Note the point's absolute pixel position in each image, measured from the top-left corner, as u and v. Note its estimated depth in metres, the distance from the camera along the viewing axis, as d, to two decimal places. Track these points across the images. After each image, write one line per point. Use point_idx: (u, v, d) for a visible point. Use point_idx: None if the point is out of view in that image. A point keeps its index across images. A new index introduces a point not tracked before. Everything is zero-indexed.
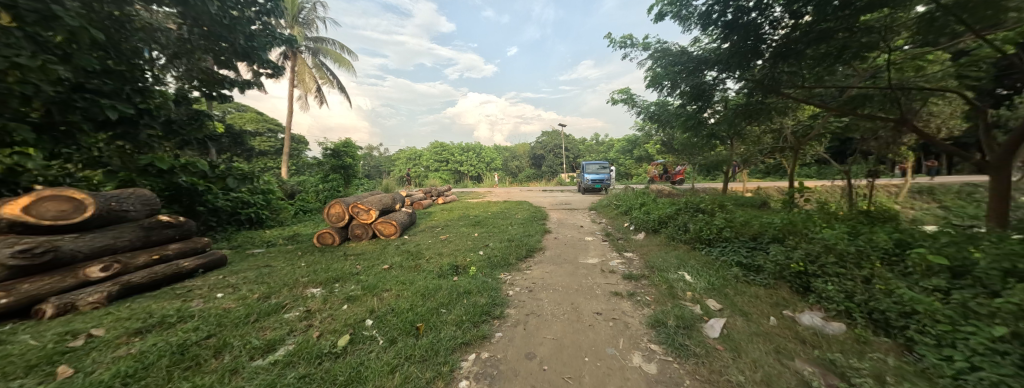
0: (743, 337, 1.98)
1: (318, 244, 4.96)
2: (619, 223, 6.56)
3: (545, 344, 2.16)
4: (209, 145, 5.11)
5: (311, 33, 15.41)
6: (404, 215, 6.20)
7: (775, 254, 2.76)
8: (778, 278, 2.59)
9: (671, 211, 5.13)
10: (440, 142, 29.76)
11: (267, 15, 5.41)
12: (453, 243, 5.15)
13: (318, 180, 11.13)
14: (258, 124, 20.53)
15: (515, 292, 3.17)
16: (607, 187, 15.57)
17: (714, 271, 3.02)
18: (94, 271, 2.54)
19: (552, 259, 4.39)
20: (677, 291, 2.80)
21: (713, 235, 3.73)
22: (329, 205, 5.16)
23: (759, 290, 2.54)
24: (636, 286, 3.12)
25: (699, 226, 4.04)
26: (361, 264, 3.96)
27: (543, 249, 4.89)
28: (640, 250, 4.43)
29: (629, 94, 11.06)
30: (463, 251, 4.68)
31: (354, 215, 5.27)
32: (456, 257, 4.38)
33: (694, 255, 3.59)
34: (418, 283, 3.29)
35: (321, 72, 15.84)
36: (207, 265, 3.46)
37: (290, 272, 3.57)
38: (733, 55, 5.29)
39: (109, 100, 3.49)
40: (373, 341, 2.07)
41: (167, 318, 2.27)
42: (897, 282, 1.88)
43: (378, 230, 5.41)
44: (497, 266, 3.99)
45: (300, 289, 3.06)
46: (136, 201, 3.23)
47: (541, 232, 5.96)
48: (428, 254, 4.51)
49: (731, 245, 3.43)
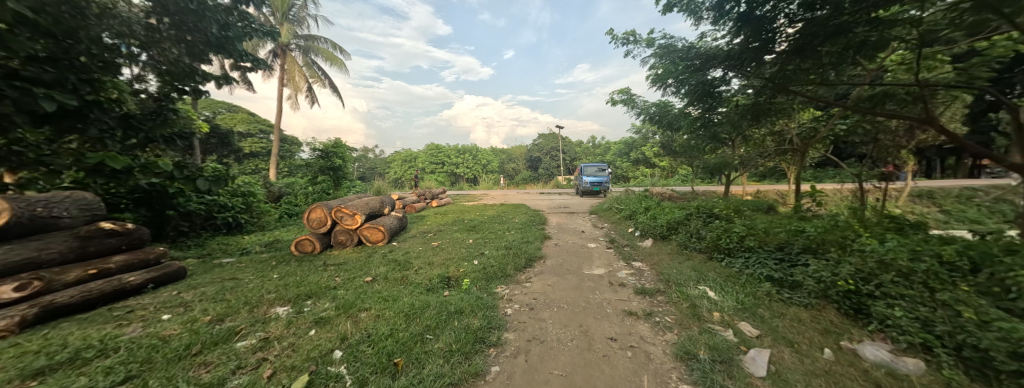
0: (797, 377, 1.59)
1: (296, 252, 4.47)
2: (622, 229, 6.21)
3: (551, 383, 1.76)
4: (177, 142, 4.68)
5: (301, 30, 14.94)
6: (394, 219, 5.76)
7: (815, 270, 2.40)
8: (822, 297, 2.24)
9: (680, 217, 4.78)
10: (437, 144, 29.28)
11: (245, 4, 4.90)
12: (445, 251, 4.73)
13: (306, 182, 10.64)
14: (249, 124, 19.92)
15: (514, 311, 2.77)
16: (605, 190, 15.24)
17: (742, 287, 2.67)
18: (4, 291, 2.10)
19: (554, 269, 3.99)
20: (702, 309, 2.44)
21: (732, 243, 3.39)
22: (309, 209, 4.72)
23: (801, 312, 2.19)
24: (653, 304, 2.73)
25: (715, 233, 3.70)
26: (341, 276, 3.53)
27: (543, 258, 4.49)
28: (650, 259, 4.05)
29: (630, 95, 10.77)
30: (456, 260, 4.25)
31: (337, 220, 4.81)
32: (448, 267, 3.98)
33: (713, 267, 3.24)
34: (402, 300, 2.86)
35: (313, 72, 15.38)
36: (160, 280, 3.02)
37: (257, 286, 3.13)
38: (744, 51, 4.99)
39: (49, 90, 3.03)
40: (337, 383, 1.67)
41: (85, 352, 1.85)
42: (993, 311, 1.50)
43: (364, 236, 4.96)
44: (493, 278, 3.59)
45: (264, 308, 2.62)
46: (70, 205, 2.84)
47: (541, 238, 5.57)
48: (417, 264, 4.08)
49: (756, 256, 3.08)
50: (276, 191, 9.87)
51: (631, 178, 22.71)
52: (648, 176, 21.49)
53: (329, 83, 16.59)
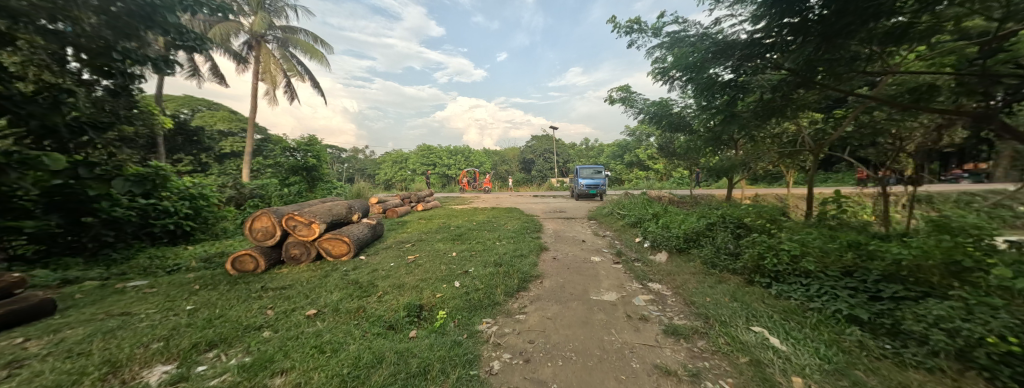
0: None
1: (231, 271, 3.55)
2: (627, 238, 5.50)
3: None
4: (89, 135, 3.79)
5: (279, 21, 13.93)
6: (364, 228, 4.89)
7: (933, 313, 1.68)
8: (957, 358, 1.53)
9: (701, 226, 4.10)
10: (428, 144, 28.30)
11: None
12: (421, 268, 3.89)
13: (277, 183, 9.63)
14: (230, 123, 18.27)
15: (503, 365, 1.98)
16: (602, 193, 14.54)
17: (816, 331, 1.96)
18: None
19: (554, 294, 3.22)
20: (772, 369, 1.69)
21: (780, 264, 2.70)
22: (253, 217, 3.82)
23: (932, 383, 1.46)
24: (693, 354, 1.98)
25: (753, 249, 3.02)
26: (276, 307, 2.66)
27: (539, 277, 3.71)
28: (670, 280, 3.33)
29: (629, 92, 10.14)
30: (433, 281, 3.45)
31: (289, 231, 3.94)
32: (422, 291, 3.18)
33: (761, 298, 2.53)
34: (347, 349, 2.04)
35: (292, 66, 14.36)
36: (3, 321, 2.13)
37: (150, 327, 2.27)
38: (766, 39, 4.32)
39: None
40: None
41: None
42: None
43: (324, 249, 4.10)
44: (477, 309, 2.83)
45: (130, 371, 1.76)
46: None
47: (536, 250, 4.77)
48: (383, 286, 3.26)
49: (819, 284, 2.39)
50: (242, 191, 8.88)
51: (625, 181, 22.09)
52: (642, 179, 20.98)
53: (310, 78, 15.56)
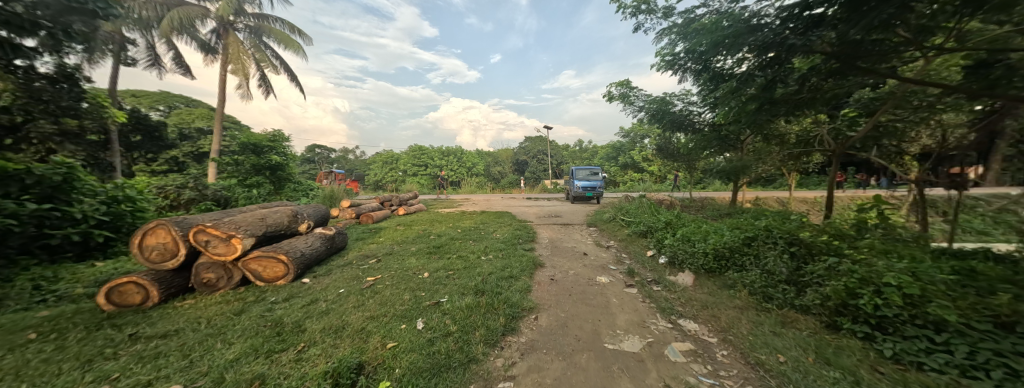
0: None
1: (106, 306, 2.56)
2: (636, 251, 4.63)
3: None
4: None
5: (251, 8, 12.82)
6: (313, 241, 3.90)
7: None
8: None
9: (736, 241, 3.26)
10: (418, 144, 27.22)
11: None
12: (379, 298, 2.95)
13: (238, 185, 8.52)
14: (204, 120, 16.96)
15: None
16: (598, 196, 13.41)
17: None
18: None
19: (554, 339, 2.32)
20: None
21: (888, 309, 1.86)
22: (145, 230, 2.82)
23: None
24: None
25: (832, 282, 2.19)
26: (122, 380, 1.69)
27: (535, 310, 2.81)
28: (711, 318, 2.47)
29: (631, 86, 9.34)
30: (389, 319, 2.53)
31: (200, 248, 2.95)
32: (368, 338, 2.24)
33: (871, 363, 1.67)
34: None
35: (266, 57, 13.20)
36: None
37: None
38: (805, 13, 3.35)
39: None
40: None
41: None
42: None
43: (252, 271, 3.14)
44: (442, 372, 1.90)
45: None
46: None
47: (530, 269, 3.87)
48: (315, 331, 2.30)
49: (970, 346, 1.54)
50: (203, 192, 7.16)
51: (621, 183, 21.37)
52: (639, 181, 20.31)
53: (285, 70, 14.40)
